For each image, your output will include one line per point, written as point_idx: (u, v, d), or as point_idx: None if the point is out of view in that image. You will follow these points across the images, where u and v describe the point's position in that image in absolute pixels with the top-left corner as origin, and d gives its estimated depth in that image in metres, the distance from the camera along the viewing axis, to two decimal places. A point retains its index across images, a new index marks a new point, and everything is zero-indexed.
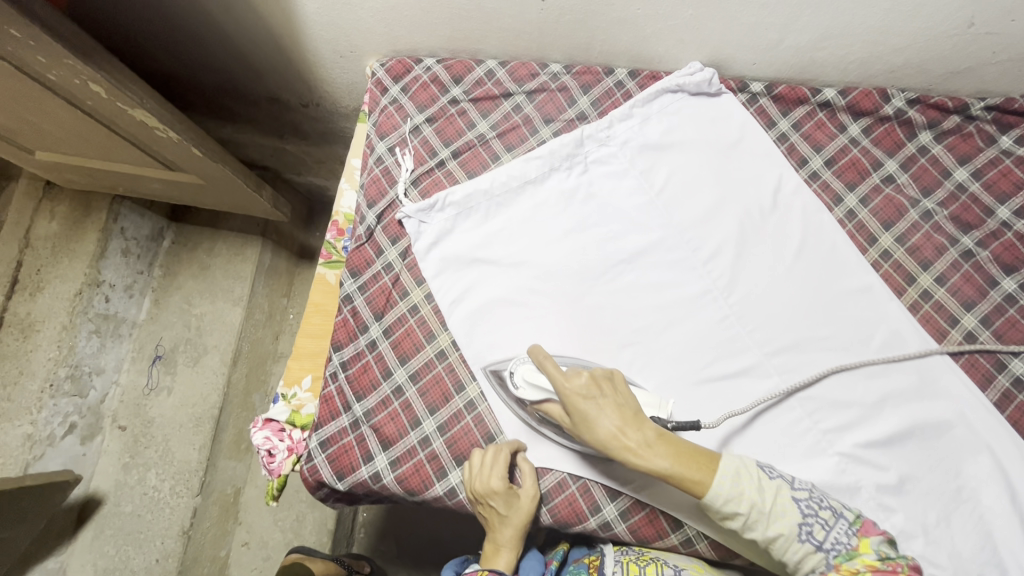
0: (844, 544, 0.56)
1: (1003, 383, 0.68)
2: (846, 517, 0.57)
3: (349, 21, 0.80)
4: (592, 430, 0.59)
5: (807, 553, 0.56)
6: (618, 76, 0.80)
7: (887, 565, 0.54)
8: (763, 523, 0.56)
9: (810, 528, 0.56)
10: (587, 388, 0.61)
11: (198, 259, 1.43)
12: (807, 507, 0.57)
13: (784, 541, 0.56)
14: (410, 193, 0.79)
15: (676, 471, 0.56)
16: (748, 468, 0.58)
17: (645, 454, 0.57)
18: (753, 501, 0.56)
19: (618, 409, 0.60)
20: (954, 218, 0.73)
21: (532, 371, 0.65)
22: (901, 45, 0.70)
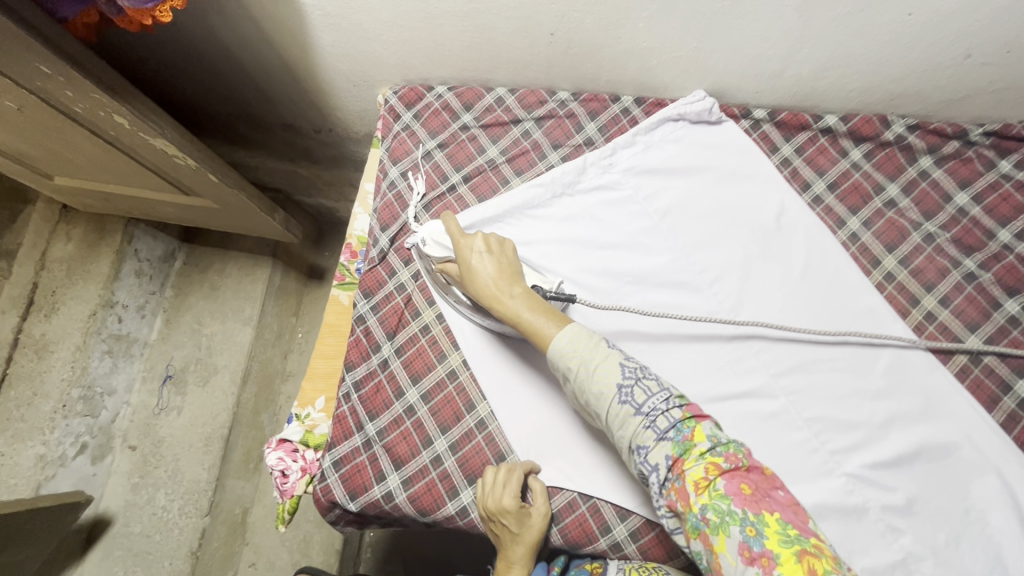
0: (677, 434, 0.53)
1: (1009, 404, 0.69)
2: (669, 391, 0.56)
3: (364, 52, 0.83)
4: (472, 274, 0.67)
5: (626, 414, 0.55)
6: (624, 103, 0.83)
7: (727, 458, 0.52)
8: (587, 381, 0.57)
9: (629, 391, 0.56)
10: (478, 243, 0.68)
11: (209, 279, 1.45)
12: (630, 371, 0.57)
13: (607, 403, 0.56)
14: (422, 216, 0.81)
15: (527, 321, 0.62)
16: (593, 335, 0.60)
17: (509, 303, 0.64)
18: (583, 358, 0.58)
19: (498, 263, 0.67)
20: (956, 240, 0.75)
21: (441, 235, 0.73)
22: (900, 75, 0.72)
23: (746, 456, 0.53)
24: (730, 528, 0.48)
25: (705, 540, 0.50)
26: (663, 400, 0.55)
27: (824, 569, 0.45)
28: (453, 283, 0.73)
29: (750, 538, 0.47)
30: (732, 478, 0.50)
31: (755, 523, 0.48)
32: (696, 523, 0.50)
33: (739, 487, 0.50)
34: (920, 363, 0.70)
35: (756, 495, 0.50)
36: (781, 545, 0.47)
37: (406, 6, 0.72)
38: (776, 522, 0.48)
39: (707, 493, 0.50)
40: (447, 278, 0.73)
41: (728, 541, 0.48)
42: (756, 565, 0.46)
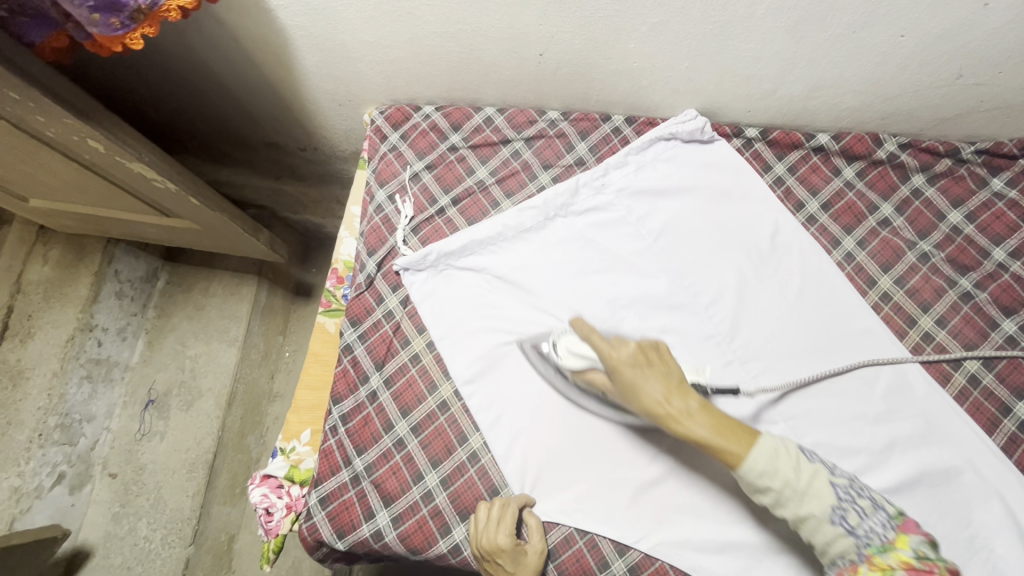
0: (880, 538, 0.52)
1: (1009, 427, 0.68)
2: (885, 512, 0.53)
3: (348, 73, 0.81)
4: (636, 395, 0.57)
5: (837, 535, 0.52)
6: (615, 122, 0.82)
7: (925, 566, 0.49)
8: (794, 502, 0.53)
9: (844, 511, 0.53)
10: (632, 359, 0.58)
11: (192, 299, 1.41)
12: (845, 492, 0.53)
13: (815, 522, 0.53)
14: (410, 240, 0.79)
15: (713, 443, 0.53)
16: (789, 447, 0.54)
17: (685, 422, 0.55)
18: (787, 478, 0.53)
19: (664, 377, 0.57)
20: (951, 260, 0.74)
21: (576, 341, 0.65)
22: (891, 95, 0.71)
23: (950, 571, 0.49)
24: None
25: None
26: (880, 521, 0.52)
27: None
28: (600, 391, 0.65)
29: None
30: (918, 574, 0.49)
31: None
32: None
33: None
34: (919, 385, 0.69)
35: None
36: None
37: (392, 27, 0.71)
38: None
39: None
40: (585, 384, 0.65)
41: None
42: None
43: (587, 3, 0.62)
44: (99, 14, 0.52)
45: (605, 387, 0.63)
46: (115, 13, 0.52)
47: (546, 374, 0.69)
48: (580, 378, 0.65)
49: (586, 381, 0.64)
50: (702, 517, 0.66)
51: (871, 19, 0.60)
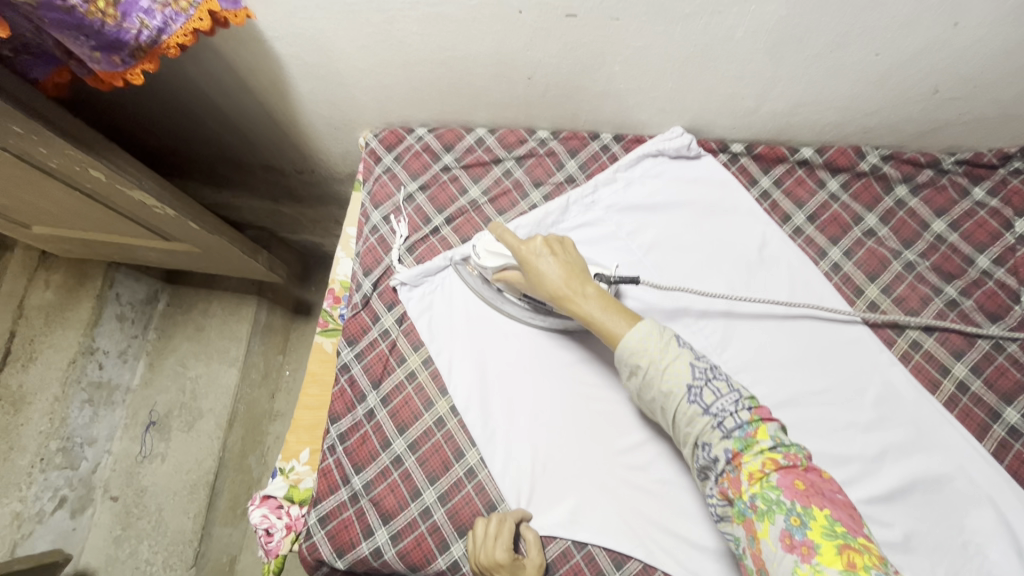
0: (742, 432, 0.53)
1: (999, 432, 0.69)
2: (740, 393, 0.55)
3: (343, 98, 0.84)
4: (539, 278, 0.64)
5: (694, 414, 0.55)
6: (604, 140, 0.84)
7: (786, 456, 0.51)
8: (656, 380, 0.57)
9: (699, 391, 0.55)
10: (539, 248, 0.65)
11: (192, 320, 1.42)
12: (702, 372, 0.56)
13: (676, 402, 0.56)
14: (405, 259, 0.80)
15: (598, 320, 0.60)
16: (664, 330, 0.58)
17: (579, 302, 0.61)
18: (655, 357, 0.57)
19: (566, 262, 0.64)
20: (936, 268, 0.76)
21: (493, 243, 0.70)
22: (871, 110, 0.73)
23: (805, 455, 0.52)
24: (774, 516, 0.49)
25: (748, 526, 0.52)
26: (733, 402, 0.54)
27: (863, 564, 0.45)
28: (515, 288, 0.71)
29: (792, 527, 0.48)
30: (786, 472, 0.51)
31: (801, 513, 0.49)
32: (744, 510, 0.52)
33: (793, 482, 0.50)
34: (909, 394, 0.70)
35: (809, 491, 0.50)
36: (825, 538, 0.47)
37: (383, 55, 0.73)
38: (824, 516, 0.48)
39: (759, 483, 0.51)
40: (504, 284, 0.72)
41: (771, 529, 0.49)
42: (796, 553, 0.47)
43: (571, 30, 0.65)
44: (100, 52, 0.55)
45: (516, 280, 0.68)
46: (116, 51, 0.55)
47: (473, 285, 0.75)
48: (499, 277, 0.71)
49: (503, 279, 0.70)
50: (701, 529, 0.66)
51: (846, 40, 0.62)
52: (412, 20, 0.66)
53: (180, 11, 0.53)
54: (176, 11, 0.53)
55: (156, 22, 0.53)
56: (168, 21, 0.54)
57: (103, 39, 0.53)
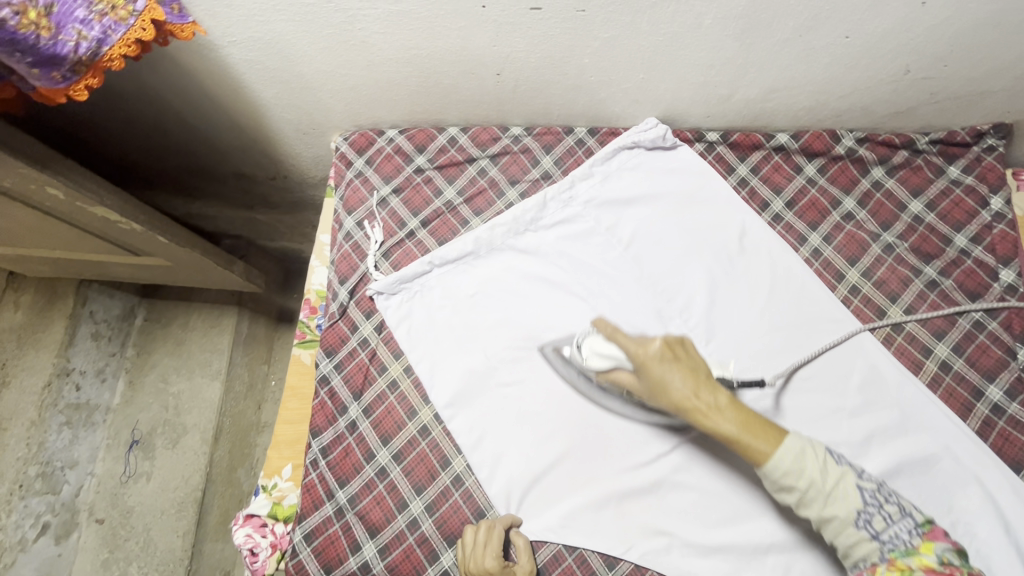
0: (903, 541, 0.50)
1: (983, 410, 0.69)
2: (913, 517, 0.51)
3: (309, 102, 0.81)
4: (662, 388, 0.57)
5: (860, 539, 0.51)
6: (578, 134, 0.82)
7: (949, 570, 0.47)
8: (817, 502, 0.52)
9: (869, 517, 0.51)
10: (658, 354, 0.58)
11: (171, 335, 1.39)
12: (871, 496, 0.52)
13: (839, 524, 0.52)
14: (381, 265, 0.79)
15: (741, 439, 0.54)
16: (819, 453, 0.53)
17: (714, 418, 0.55)
18: (814, 480, 0.52)
19: (693, 370, 0.57)
20: (915, 249, 0.75)
21: (600, 342, 0.63)
22: (844, 93, 0.72)
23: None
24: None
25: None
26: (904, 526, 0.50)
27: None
28: (624, 389, 0.64)
29: None
30: None
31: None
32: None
33: None
34: (894, 376, 0.70)
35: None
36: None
37: (347, 56, 0.71)
38: None
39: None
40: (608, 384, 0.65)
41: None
42: None
43: (537, 23, 0.63)
44: (39, 69, 0.52)
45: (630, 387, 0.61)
46: (56, 67, 0.52)
47: (569, 377, 0.70)
48: (603, 377, 0.64)
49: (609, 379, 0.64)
50: (692, 522, 0.66)
51: (815, 24, 0.61)
52: (373, 19, 0.64)
53: (120, 20, 0.54)
54: (115, 20, 0.53)
55: (95, 32, 0.52)
56: (108, 31, 0.53)
57: (40, 54, 0.51)
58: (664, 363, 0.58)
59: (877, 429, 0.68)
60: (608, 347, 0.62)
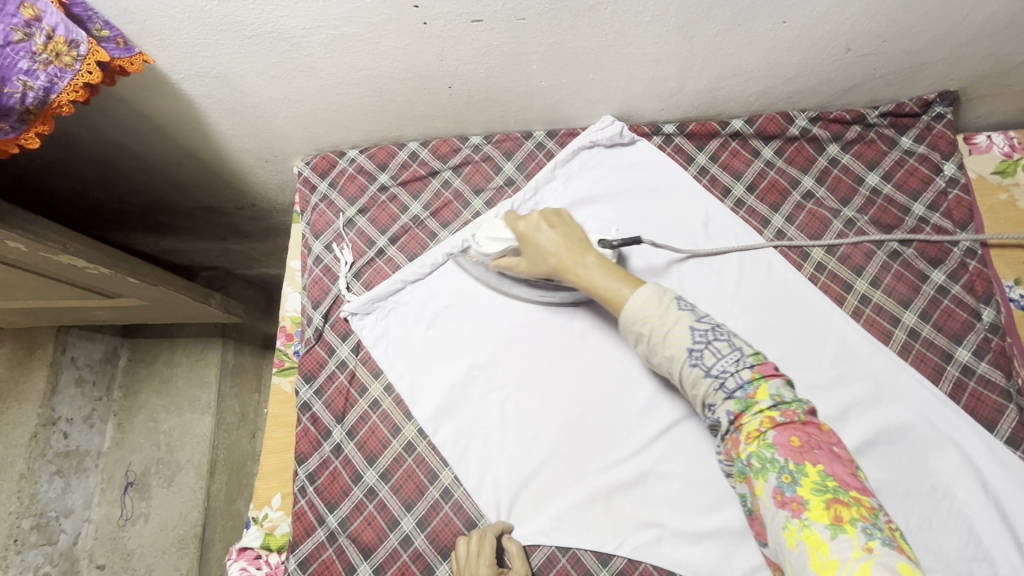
0: (742, 393, 0.54)
1: (953, 373, 0.70)
2: (741, 352, 0.56)
3: (266, 130, 0.81)
4: (539, 250, 0.67)
5: (696, 377, 0.57)
6: (537, 138, 0.83)
7: (785, 414, 0.53)
8: (658, 346, 0.59)
9: (699, 353, 0.57)
10: (537, 223, 0.68)
11: (157, 373, 1.38)
12: (701, 335, 0.57)
13: (678, 363, 0.58)
14: (353, 286, 0.79)
15: (602, 288, 0.63)
16: (664, 296, 0.60)
17: (583, 272, 0.64)
18: (654, 324, 0.59)
19: (565, 232, 0.67)
20: (875, 221, 0.77)
21: (494, 229, 0.72)
22: (790, 76, 0.74)
23: (805, 412, 0.53)
24: (769, 474, 0.52)
25: (750, 484, 0.54)
26: (733, 363, 0.55)
27: (850, 518, 0.47)
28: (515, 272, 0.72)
29: (784, 484, 0.51)
30: (783, 430, 0.52)
31: (794, 470, 0.50)
32: (744, 468, 0.54)
33: (789, 439, 0.52)
34: (864, 349, 0.71)
35: (804, 447, 0.51)
36: (814, 494, 0.49)
37: (297, 83, 0.71)
38: (817, 473, 0.50)
39: (756, 443, 0.53)
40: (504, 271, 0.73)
41: (766, 485, 0.52)
42: (787, 508, 0.50)
43: (479, 34, 0.63)
44: None
45: (518, 265, 0.70)
46: (3, 118, 0.53)
47: (478, 276, 0.76)
48: (498, 264, 0.72)
49: (501, 266, 0.72)
50: (680, 512, 0.67)
51: (751, 12, 0.62)
52: (317, 45, 0.64)
53: (65, 66, 0.53)
54: (60, 67, 0.53)
55: (41, 81, 0.52)
56: (53, 79, 0.53)
57: None
58: (539, 225, 0.67)
59: (857, 402, 0.69)
60: (500, 235, 0.71)
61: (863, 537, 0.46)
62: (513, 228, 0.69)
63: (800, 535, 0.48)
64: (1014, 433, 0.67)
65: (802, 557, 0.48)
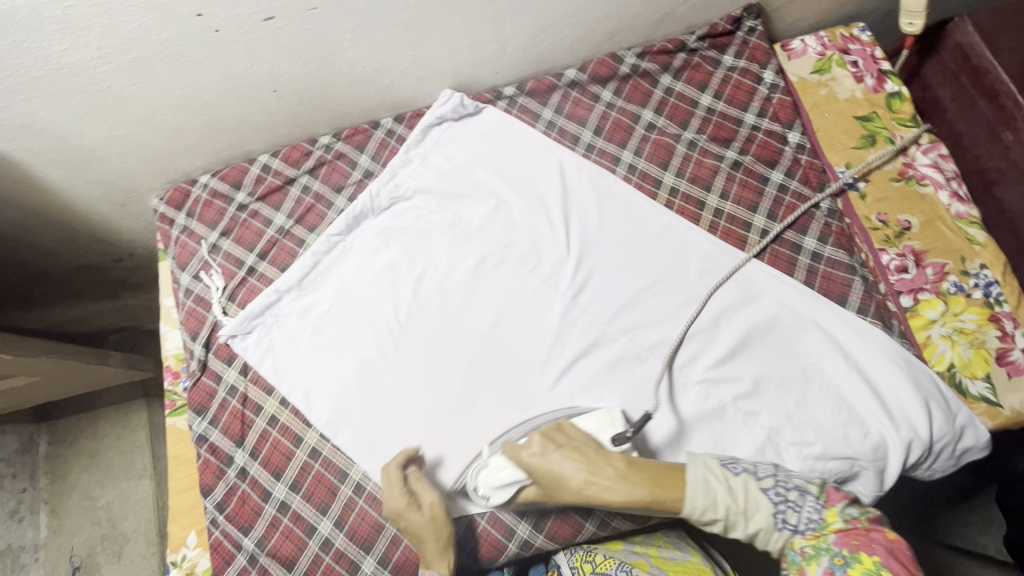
0: (813, 522, 0.56)
1: (805, 261, 0.75)
2: (810, 491, 0.58)
3: (105, 173, 0.78)
4: (558, 482, 0.61)
5: (785, 537, 0.57)
6: (386, 125, 0.82)
7: (850, 522, 0.55)
8: (742, 523, 0.57)
9: (783, 514, 0.57)
10: (539, 450, 0.63)
11: (83, 449, 1.29)
12: (779, 496, 0.57)
13: (765, 534, 0.57)
14: (230, 309, 0.78)
15: (654, 497, 0.58)
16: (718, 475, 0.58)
17: (628, 485, 0.59)
18: (728, 505, 0.57)
19: (580, 453, 0.62)
20: (713, 138, 0.81)
21: (495, 468, 0.66)
22: (601, 17, 0.77)
23: (868, 519, 0.55)
24: (820, 558, 0.54)
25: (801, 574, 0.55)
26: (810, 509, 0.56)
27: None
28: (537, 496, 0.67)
29: (835, 565, 0.52)
30: (844, 533, 0.54)
31: (845, 555, 0.53)
32: (795, 557, 0.55)
33: (849, 540, 0.54)
34: (723, 257, 0.75)
35: (862, 542, 0.53)
36: None
37: (113, 118, 0.69)
38: (872, 561, 0.51)
39: (814, 540, 0.55)
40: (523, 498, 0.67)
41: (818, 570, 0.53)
42: None
43: (278, 32, 0.63)
44: None
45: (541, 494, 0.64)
46: None
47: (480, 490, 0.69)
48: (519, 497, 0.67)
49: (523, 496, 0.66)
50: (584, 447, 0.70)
51: None
52: (117, 74, 0.63)
53: None
54: None
55: None
56: None
57: None
58: (545, 446, 0.63)
59: (725, 307, 0.74)
60: (505, 471, 0.66)
61: None
62: (515, 460, 0.64)
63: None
64: (864, 301, 0.73)
65: None
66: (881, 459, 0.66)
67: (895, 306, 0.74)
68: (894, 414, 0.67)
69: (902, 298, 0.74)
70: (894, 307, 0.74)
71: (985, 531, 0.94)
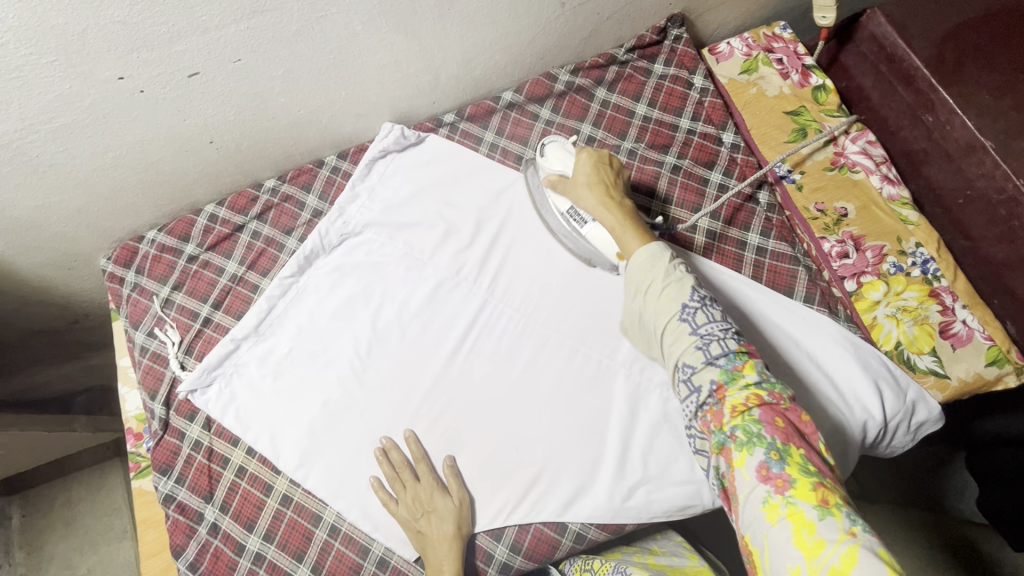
0: (728, 363, 0.54)
1: (751, 256, 0.77)
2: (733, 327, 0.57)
3: (46, 240, 0.77)
4: (580, 186, 0.68)
5: (681, 333, 0.57)
6: (331, 163, 0.83)
7: (770, 394, 0.52)
8: (652, 299, 0.60)
9: (692, 313, 0.57)
10: (594, 165, 0.68)
11: (58, 517, 1.22)
12: (698, 298, 0.58)
13: (669, 325, 0.58)
14: (188, 363, 0.77)
15: (617, 229, 0.65)
16: (665, 257, 0.61)
17: (616, 208, 0.66)
18: (656, 276, 0.60)
19: (613, 179, 0.68)
20: (652, 145, 0.83)
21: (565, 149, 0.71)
22: (529, 40, 0.79)
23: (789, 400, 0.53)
24: (755, 448, 0.49)
25: (727, 456, 0.52)
26: (722, 329, 0.56)
27: (836, 503, 0.46)
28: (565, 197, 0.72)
29: (770, 459, 0.48)
30: (768, 409, 0.51)
31: (780, 450, 0.49)
32: (723, 439, 0.52)
33: (773, 418, 0.51)
34: None
35: (788, 429, 0.50)
36: (801, 474, 0.47)
37: (48, 186, 0.68)
38: (800, 455, 0.49)
39: (740, 416, 0.52)
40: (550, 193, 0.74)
41: (749, 460, 0.50)
42: (770, 484, 0.48)
43: (206, 86, 0.64)
44: None
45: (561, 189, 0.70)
46: None
47: (530, 187, 0.80)
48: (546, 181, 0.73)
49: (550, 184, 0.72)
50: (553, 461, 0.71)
51: None
52: (44, 142, 0.62)
53: None
54: None
55: None
56: None
57: None
58: (597, 161, 0.68)
59: None
60: (565, 161, 0.70)
61: (848, 520, 0.44)
62: (577, 156, 0.69)
63: (782, 511, 0.46)
64: (810, 291, 0.76)
65: (783, 534, 0.45)
66: (840, 440, 0.68)
67: (840, 291, 0.77)
68: (846, 396, 0.69)
69: (846, 283, 0.77)
70: (839, 293, 0.77)
71: (961, 497, 0.94)
